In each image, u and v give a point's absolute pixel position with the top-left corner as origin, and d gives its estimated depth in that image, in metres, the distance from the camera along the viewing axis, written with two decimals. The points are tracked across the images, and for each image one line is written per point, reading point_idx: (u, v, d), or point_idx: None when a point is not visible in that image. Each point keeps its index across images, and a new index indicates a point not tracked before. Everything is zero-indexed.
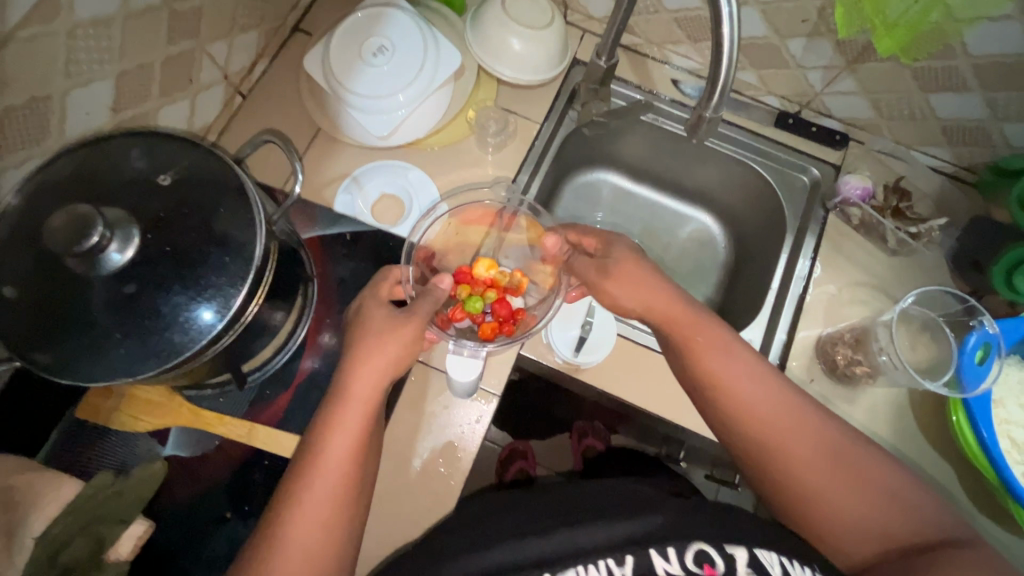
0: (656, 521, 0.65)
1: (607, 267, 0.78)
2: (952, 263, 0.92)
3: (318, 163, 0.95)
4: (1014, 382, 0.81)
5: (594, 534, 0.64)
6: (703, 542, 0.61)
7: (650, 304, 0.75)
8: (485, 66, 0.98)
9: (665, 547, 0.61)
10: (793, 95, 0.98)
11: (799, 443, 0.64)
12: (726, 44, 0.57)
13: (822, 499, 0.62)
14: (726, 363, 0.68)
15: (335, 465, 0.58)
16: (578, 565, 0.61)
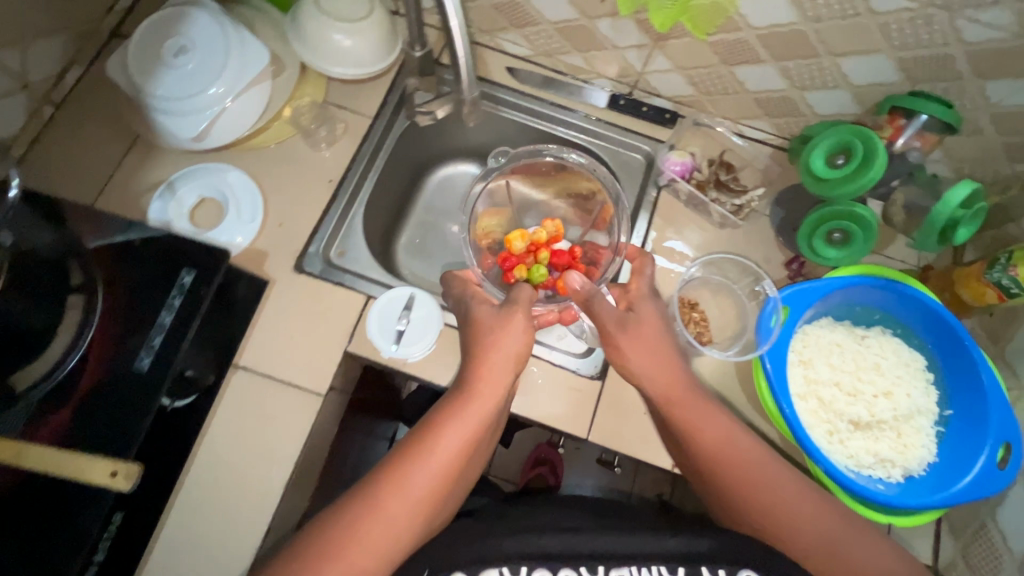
0: (705, 542, 0.70)
1: (628, 323, 0.77)
2: (775, 231, 0.94)
3: (136, 171, 0.92)
4: (821, 342, 0.83)
5: (642, 543, 0.71)
6: (746, 568, 0.68)
7: (647, 373, 0.76)
8: (307, 62, 0.96)
9: (716, 570, 0.69)
10: (620, 76, 0.99)
11: (786, 485, 0.72)
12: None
13: (804, 536, 0.70)
14: (699, 418, 0.75)
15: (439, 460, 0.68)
16: (632, 565, 0.70)
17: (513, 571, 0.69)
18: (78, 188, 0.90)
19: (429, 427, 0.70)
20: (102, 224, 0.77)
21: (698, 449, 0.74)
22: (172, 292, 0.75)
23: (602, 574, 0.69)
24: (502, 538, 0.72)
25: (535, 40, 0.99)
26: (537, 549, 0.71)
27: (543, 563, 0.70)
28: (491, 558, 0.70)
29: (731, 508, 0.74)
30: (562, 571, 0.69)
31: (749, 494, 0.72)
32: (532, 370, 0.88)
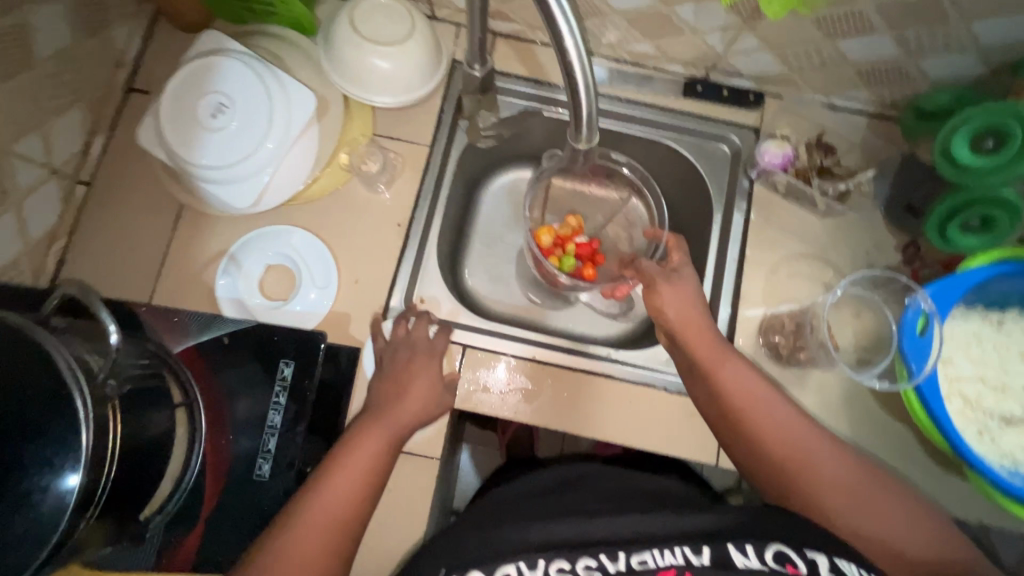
0: (729, 517, 0.58)
1: (672, 277, 0.76)
2: (887, 214, 0.86)
3: (188, 245, 0.83)
4: (959, 336, 0.78)
5: (667, 524, 0.58)
6: (780, 542, 0.54)
7: (696, 332, 0.72)
8: (351, 95, 0.85)
9: (742, 543, 0.54)
10: (696, 59, 0.89)
11: (800, 447, 0.64)
12: (570, 52, 0.50)
13: (825, 497, 0.62)
14: (735, 377, 0.68)
15: (339, 490, 0.63)
16: (651, 548, 0.55)
17: (527, 565, 0.54)
18: (131, 275, 0.81)
19: (356, 434, 0.69)
20: (183, 327, 0.74)
21: (741, 410, 0.67)
22: (274, 387, 0.74)
23: (624, 560, 0.54)
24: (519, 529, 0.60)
25: (596, 31, 0.88)
26: (545, 534, 0.58)
27: (560, 554, 0.55)
28: (503, 553, 0.55)
29: (762, 472, 0.65)
30: (582, 559, 0.54)
31: (781, 457, 0.64)
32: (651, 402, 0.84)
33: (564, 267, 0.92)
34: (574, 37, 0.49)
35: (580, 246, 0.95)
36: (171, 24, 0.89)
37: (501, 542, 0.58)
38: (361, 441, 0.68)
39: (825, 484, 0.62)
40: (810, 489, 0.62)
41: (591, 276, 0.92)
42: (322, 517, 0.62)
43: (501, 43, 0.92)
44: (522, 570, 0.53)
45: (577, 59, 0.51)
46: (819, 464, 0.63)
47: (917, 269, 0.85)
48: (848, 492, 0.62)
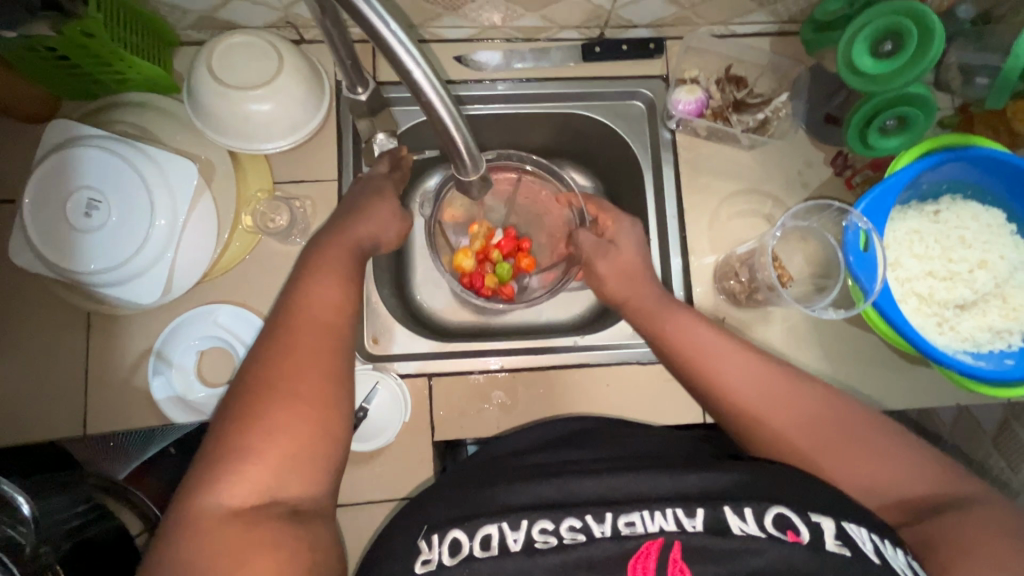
0: (729, 477, 0.55)
1: (609, 252, 0.75)
2: (810, 131, 0.85)
3: (107, 353, 0.76)
4: (901, 237, 0.78)
5: (661, 484, 0.55)
6: (780, 505, 0.51)
7: (659, 310, 0.69)
8: (235, 148, 0.79)
9: (740, 507, 0.51)
10: (587, 20, 0.85)
11: (768, 396, 0.60)
12: (425, 84, 0.49)
13: (803, 440, 0.57)
14: (683, 333, 0.66)
15: (313, 330, 0.56)
16: (642, 511, 0.52)
17: (510, 526, 0.52)
18: (58, 401, 0.74)
19: (292, 349, 0.54)
20: (122, 451, 0.72)
21: (699, 361, 0.64)
22: None
23: (612, 523, 0.51)
24: (500, 490, 0.56)
25: (478, 16, 0.82)
26: (532, 501, 0.55)
27: (543, 514, 0.53)
28: (485, 514, 0.54)
29: (740, 428, 0.61)
30: (566, 521, 0.52)
31: (745, 405, 0.60)
32: (628, 380, 0.83)
33: (503, 275, 0.93)
34: (423, 69, 0.48)
35: (502, 245, 0.94)
36: (13, 119, 0.79)
37: (484, 502, 0.55)
38: (294, 348, 0.54)
39: (797, 428, 0.58)
40: (788, 437, 0.58)
41: (530, 262, 0.94)
42: (303, 336, 0.55)
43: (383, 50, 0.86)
44: (503, 531, 0.51)
45: (433, 87, 0.50)
46: (789, 406, 0.59)
47: (849, 177, 0.84)
48: (819, 453, 0.56)
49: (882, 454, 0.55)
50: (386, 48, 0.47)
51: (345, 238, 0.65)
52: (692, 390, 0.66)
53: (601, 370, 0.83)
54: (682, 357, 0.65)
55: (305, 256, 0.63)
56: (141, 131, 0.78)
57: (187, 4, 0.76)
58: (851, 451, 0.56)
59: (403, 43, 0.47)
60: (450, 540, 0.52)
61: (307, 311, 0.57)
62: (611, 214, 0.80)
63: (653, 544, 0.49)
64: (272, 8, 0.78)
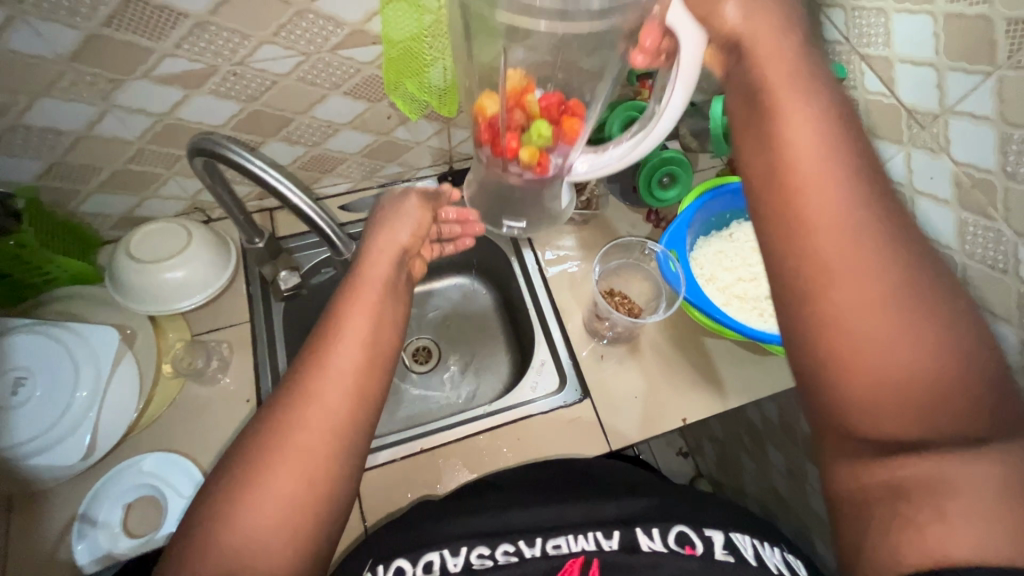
0: (643, 507, 0.74)
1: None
2: (625, 200, 1.10)
3: (31, 532, 0.77)
4: (709, 257, 0.99)
5: (588, 511, 0.74)
6: (682, 524, 0.70)
7: (774, 112, 0.56)
8: (155, 313, 0.91)
9: (649, 528, 0.70)
10: (437, 160, 1.10)
11: (860, 241, 0.49)
12: (305, 207, 0.71)
13: (868, 300, 0.48)
14: (797, 126, 0.54)
15: (336, 385, 0.60)
16: (568, 535, 0.70)
17: (450, 553, 0.68)
18: None
19: (286, 424, 0.58)
20: None
21: (795, 167, 0.53)
22: None
23: (540, 545, 0.69)
24: (450, 524, 0.72)
25: (350, 173, 1.05)
26: (471, 532, 0.71)
27: (480, 542, 0.70)
28: (427, 545, 0.69)
29: (804, 269, 0.51)
30: (500, 546, 0.69)
31: (813, 249, 0.51)
32: (538, 432, 0.91)
33: (541, 139, 0.80)
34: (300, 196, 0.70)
35: (544, 103, 0.80)
36: None
37: (429, 535, 0.70)
38: (297, 420, 0.58)
39: (857, 297, 0.48)
40: (852, 292, 0.49)
41: (569, 137, 0.82)
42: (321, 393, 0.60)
43: (279, 214, 1.06)
44: (445, 558, 0.67)
45: (313, 209, 0.72)
46: (871, 265, 0.49)
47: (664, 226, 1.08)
48: (864, 339, 0.48)
49: (934, 374, 0.46)
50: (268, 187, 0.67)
51: (360, 300, 0.68)
52: (767, 210, 0.54)
53: (515, 427, 0.92)
54: (783, 159, 0.54)
55: (322, 318, 0.67)
56: (68, 317, 0.89)
57: (107, 210, 0.93)
58: (901, 356, 0.47)
59: (278, 179, 0.67)
60: (396, 568, 0.66)
61: (332, 363, 0.61)
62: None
63: (575, 561, 0.67)
64: (180, 199, 0.97)
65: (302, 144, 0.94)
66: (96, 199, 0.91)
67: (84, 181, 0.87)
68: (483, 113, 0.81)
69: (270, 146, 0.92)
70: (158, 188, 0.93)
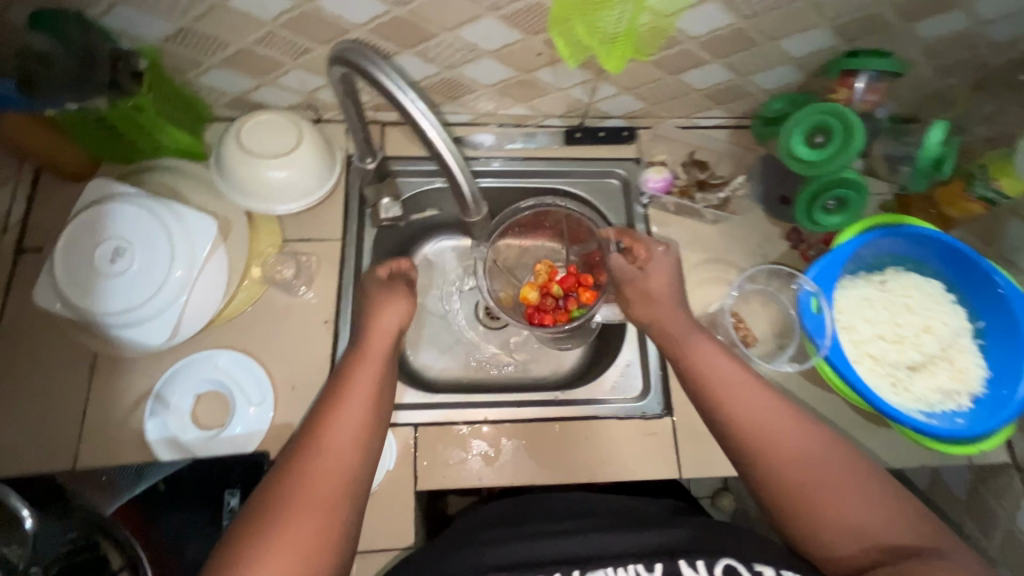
0: (682, 535, 0.62)
1: (634, 281, 0.79)
2: (767, 209, 0.96)
3: (109, 393, 0.80)
4: (852, 302, 0.86)
5: (623, 542, 0.62)
6: (728, 556, 0.57)
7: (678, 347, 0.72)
8: (253, 209, 0.88)
9: (692, 559, 0.57)
10: (568, 111, 0.97)
11: (767, 423, 0.63)
12: (440, 144, 0.60)
13: (789, 468, 0.61)
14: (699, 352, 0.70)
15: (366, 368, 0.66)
16: (607, 568, 0.58)
17: None
18: (54, 436, 0.77)
19: (319, 424, 0.62)
20: (113, 485, 0.70)
21: (701, 375, 0.69)
22: (223, 523, 0.70)
23: None
24: (485, 553, 0.63)
25: (475, 104, 0.94)
26: (503, 563, 0.61)
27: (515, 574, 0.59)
28: None
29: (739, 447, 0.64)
30: None
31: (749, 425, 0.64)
32: (607, 435, 0.86)
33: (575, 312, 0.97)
34: (437, 131, 0.59)
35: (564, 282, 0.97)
36: (58, 178, 0.88)
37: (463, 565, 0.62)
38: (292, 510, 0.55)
39: (786, 466, 0.61)
40: (775, 466, 0.61)
41: (595, 299, 0.94)
42: (356, 367, 0.66)
43: (391, 131, 0.98)
44: None
45: (447, 147, 0.61)
46: (775, 439, 0.62)
47: (804, 250, 0.93)
48: (809, 500, 0.59)
49: (858, 513, 0.58)
50: (407, 115, 0.58)
51: (364, 363, 0.67)
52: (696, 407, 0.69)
53: (584, 424, 0.86)
54: (692, 377, 0.69)
55: (332, 379, 0.67)
56: (170, 191, 0.87)
57: (224, 87, 0.88)
58: (832, 501, 0.59)
59: (421, 110, 0.58)
60: None
61: (349, 386, 0.64)
62: (645, 240, 0.82)
63: None
64: (296, 93, 0.90)
65: (437, 64, 0.84)
66: (216, 74, 0.85)
67: (207, 54, 0.80)
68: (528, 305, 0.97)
69: (403, 59, 0.82)
70: (279, 77, 0.86)
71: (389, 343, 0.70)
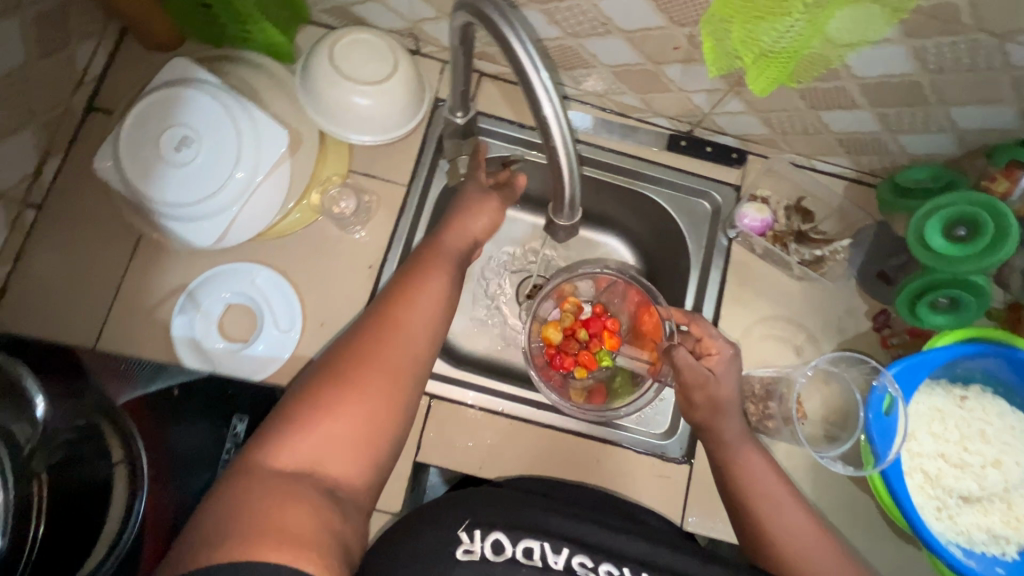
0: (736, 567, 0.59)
1: (707, 385, 0.70)
2: (860, 282, 0.87)
3: (145, 279, 0.78)
4: (924, 411, 0.79)
5: (689, 562, 0.58)
6: None
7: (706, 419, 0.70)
8: (328, 131, 0.83)
9: None
10: (681, 115, 0.88)
11: (772, 495, 0.66)
12: (552, 127, 0.50)
13: (787, 539, 0.64)
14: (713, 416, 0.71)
15: (445, 274, 0.64)
16: None
17: (552, 548, 0.55)
18: (85, 306, 0.77)
19: (394, 318, 0.59)
20: (128, 376, 0.67)
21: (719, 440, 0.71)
22: (225, 446, 0.67)
23: None
24: (550, 514, 0.58)
25: (584, 81, 0.86)
26: (568, 533, 0.57)
27: (585, 549, 0.56)
28: (526, 529, 0.56)
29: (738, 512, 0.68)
30: (604, 564, 0.55)
31: (787, 547, 0.63)
32: (620, 464, 0.82)
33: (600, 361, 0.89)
34: (556, 110, 0.49)
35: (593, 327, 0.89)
36: (142, 44, 0.84)
37: (531, 517, 0.58)
38: (356, 375, 0.54)
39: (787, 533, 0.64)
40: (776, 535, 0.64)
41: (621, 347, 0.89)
42: (433, 271, 0.64)
43: (488, 84, 0.90)
44: (546, 550, 0.55)
45: (559, 131, 0.50)
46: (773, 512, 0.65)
47: (886, 336, 0.86)
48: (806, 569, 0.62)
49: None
50: (527, 88, 0.49)
51: (439, 269, 0.65)
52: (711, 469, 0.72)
53: (599, 445, 0.83)
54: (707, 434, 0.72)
55: (400, 274, 0.66)
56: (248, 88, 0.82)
57: None
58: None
59: (545, 85, 0.48)
60: (493, 540, 0.55)
61: (423, 290, 0.62)
62: (714, 338, 0.74)
63: None
64: (402, 18, 0.83)
65: (562, 28, 0.75)
66: None
67: None
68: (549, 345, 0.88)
69: (527, 13, 0.74)
70: None
71: (457, 263, 0.68)
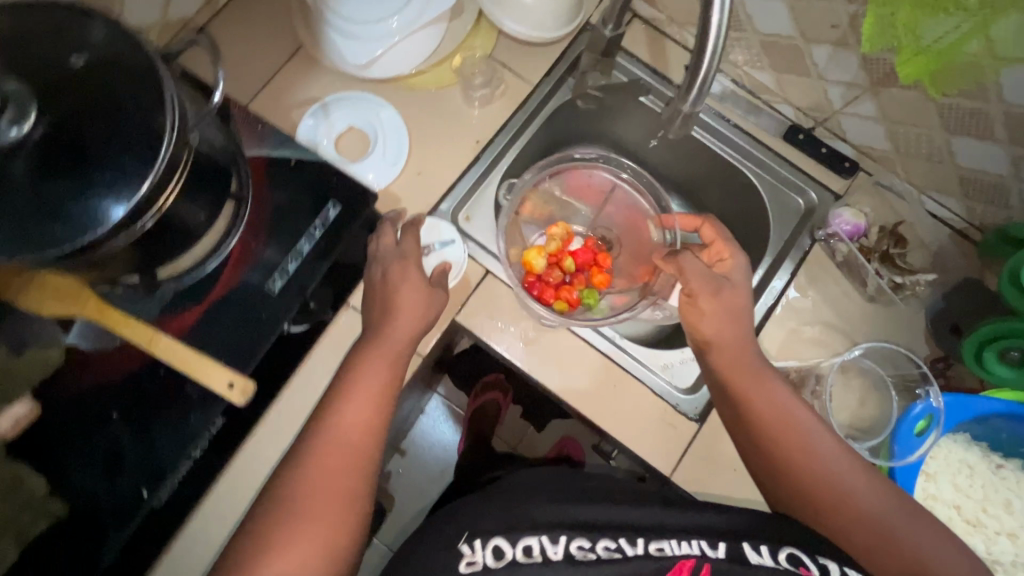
0: (744, 518, 0.61)
1: (721, 289, 0.72)
2: (931, 324, 0.85)
3: (290, 81, 0.88)
4: (954, 460, 0.77)
5: (687, 518, 0.61)
6: (794, 547, 0.57)
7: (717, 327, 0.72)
8: (486, 13, 0.91)
9: (757, 544, 0.57)
10: (810, 108, 0.89)
11: (786, 418, 0.67)
12: (711, 33, 0.53)
13: (805, 467, 0.64)
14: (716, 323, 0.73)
15: (395, 351, 0.69)
16: (670, 540, 0.58)
17: (550, 540, 0.59)
18: (236, 84, 0.87)
19: (327, 418, 0.64)
20: (261, 136, 0.77)
21: (725, 366, 0.71)
22: (314, 222, 0.75)
23: (642, 545, 0.58)
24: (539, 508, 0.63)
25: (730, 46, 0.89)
26: (565, 522, 0.61)
27: (582, 533, 0.60)
28: (525, 526, 0.61)
29: (749, 438, 0.68)
30: (602, 541, 0.59)
31: (809, 472, 0.63)
32: (636, 397, 0.84)
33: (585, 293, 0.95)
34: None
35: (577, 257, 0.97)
36: None
37: (523, 516, 0.62)
38: (301, 505, 0.59)
39: (807, 455, 0.64)
40: (789, 463, 0.65)
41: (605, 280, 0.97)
42: (378, 353, 0.68)
43: (638, 24, 0.95)
44: (545, 544, 0.58)
45: (718, 21, 0.52)
46: (795, 431, 0.66)
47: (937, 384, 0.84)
48: (832, 492, 0.62)
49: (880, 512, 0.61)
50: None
51: (381, 350, 0.68)
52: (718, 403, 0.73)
53: (622, 374, 0.85)
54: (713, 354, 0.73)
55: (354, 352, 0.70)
56: None
57: None
58: (861, 500, 0.62)
59: None
60: (494, 546, 0.59)
61: (390, 339, 0.69)
62: (723, 241, 0.79)
63: (685, 564, 0.56)
64: None
65: None
66: None
67: None
68: (531, 272, 0.92)
69: None
70: None
71: (420, 320, 0.71)
